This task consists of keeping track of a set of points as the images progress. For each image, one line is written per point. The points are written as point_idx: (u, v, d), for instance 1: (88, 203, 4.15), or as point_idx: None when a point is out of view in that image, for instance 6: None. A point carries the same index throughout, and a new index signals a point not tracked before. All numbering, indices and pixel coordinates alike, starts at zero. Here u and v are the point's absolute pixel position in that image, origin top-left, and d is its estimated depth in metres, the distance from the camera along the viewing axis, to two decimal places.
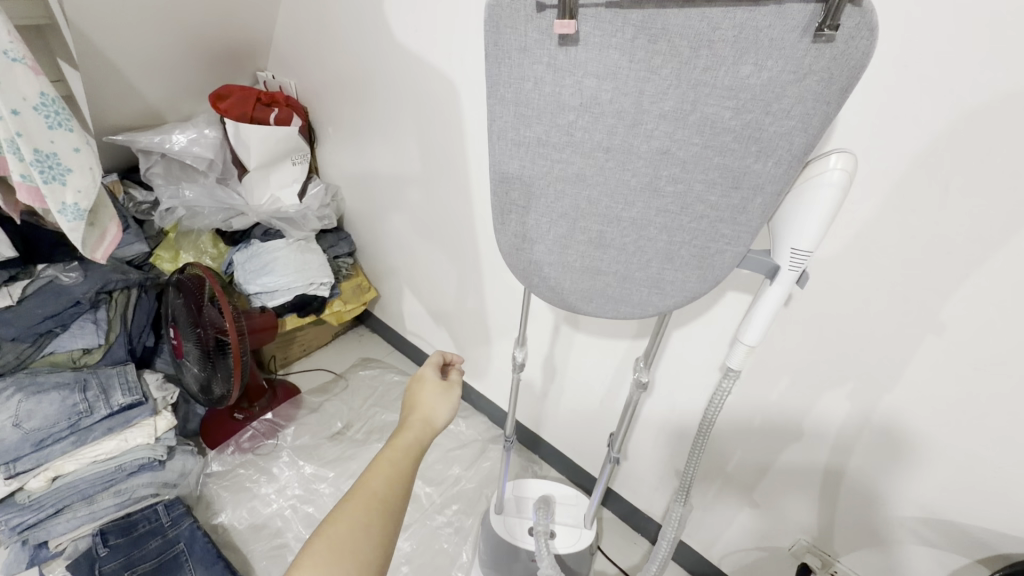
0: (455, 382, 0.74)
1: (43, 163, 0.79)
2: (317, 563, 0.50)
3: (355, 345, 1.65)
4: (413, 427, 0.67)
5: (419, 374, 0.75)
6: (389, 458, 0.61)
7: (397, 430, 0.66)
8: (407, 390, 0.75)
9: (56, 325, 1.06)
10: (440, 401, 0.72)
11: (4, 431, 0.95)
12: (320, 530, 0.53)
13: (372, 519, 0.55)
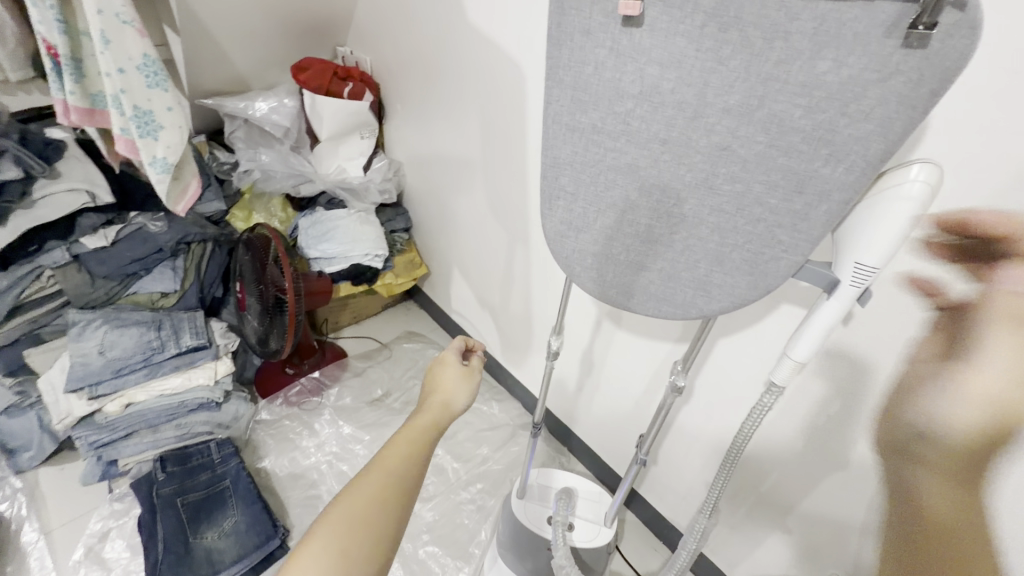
0: (475, 367, 0.75)
1: (140, 118, 0.86)
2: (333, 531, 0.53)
3: (403, 318, 1.71)
4: (432, 409, 0.68)
5: (441, 357, 0.76)
6: (406, 437, 0.63)
7: (415, 410, 0.68)
8: (430, 371, 0.76)
9: (141, 268, 1.18)
10: (460, 386, 0.72)
11: (91, 356, 1.08)
12: (336, 501, 0.56)
13: (384, 496, 0.57)
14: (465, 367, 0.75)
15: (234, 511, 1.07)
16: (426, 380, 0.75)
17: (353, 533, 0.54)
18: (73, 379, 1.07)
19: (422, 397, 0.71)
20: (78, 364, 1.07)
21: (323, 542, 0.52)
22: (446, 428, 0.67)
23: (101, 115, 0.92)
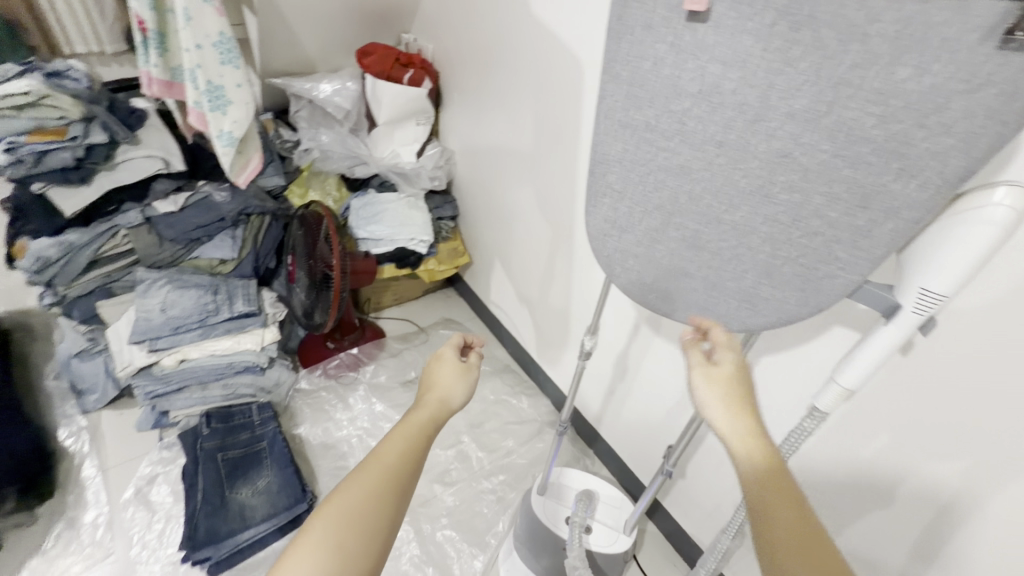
0: (473, 364, 0.69)
1: (212, 93, 0.91)
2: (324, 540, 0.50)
3: (442, 305, 1.73)
4: (430, 406, 0.64)
5: (439, 352, 0.71)
6: (400, 435, 0.59)
7: (410, 408, 0.63)
8: (426, 364, 0.71)
9: (204, 235, 1.25)
10: (458, 378, 0.68)
11: (154, 313, 1.16)
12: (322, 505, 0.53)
13: (374, 499, 0.54)
14: (464, 361, 0.70)
15: (267, 471, 1.13)
16: (421, 375, 0.70)
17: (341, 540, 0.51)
18: (139, 331, 1.15)
19: (417, 394, 0.67)
20: (142, 319, 1.15)
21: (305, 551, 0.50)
22: (443, 423, 0.64)
23: (179, 89, 0.98)
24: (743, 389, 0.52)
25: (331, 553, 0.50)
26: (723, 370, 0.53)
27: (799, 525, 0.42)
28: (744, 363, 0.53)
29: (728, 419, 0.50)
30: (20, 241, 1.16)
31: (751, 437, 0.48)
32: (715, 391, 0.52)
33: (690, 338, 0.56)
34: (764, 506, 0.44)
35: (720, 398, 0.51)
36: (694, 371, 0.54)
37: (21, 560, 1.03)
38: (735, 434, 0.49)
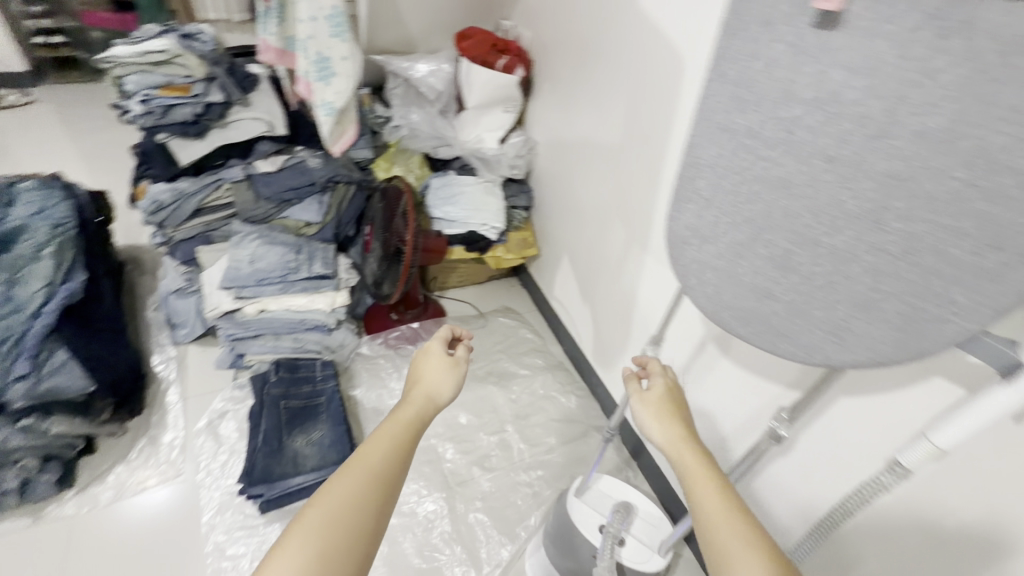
0: (461, 359, 0.74)
1: (319, 63, 0.96)
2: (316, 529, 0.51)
3: (504, 294, 1.75)
4: (417, 402, 0.67)
5: (427, 348, 0.75)
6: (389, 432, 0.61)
7: (399, 403, 0.66)
8: (413, 361, 0.75)
9: (295, 197, 1.33)
10: (445, 374, 0.72)
11: (243, 263, 1.26)
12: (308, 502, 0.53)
13: (364, 493, 0.55)
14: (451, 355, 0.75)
15: (322, 425, 1.20)
16: (410, 371, 0.73)
17: (330, 535, 0.51)
18: (230, 278, 1.25)
19: (406, 389, 0.70)
20: (233, 268, 1.25)
21: (293, 548, 0.50)
22: (431, 419, 0.67)
23: (291, 57, 1.03)
24: (671, 400, 0.71)
25: (320, 548, 0.50)
26: (653, 393, 0.72)
27: (722, 496, 0.58)
28: (672, 384, 0.73)
29: (666, 426, 0.67)
30: (142, 184, 1.28)
31: (678, 439, 0.65)
32: (649, 409, 0.70)
33: (629, 374, 0.75)
34: (695, 489, 0.59)
35: (652, 412, 0.69)
36: (632, 396, 0.72)
37: (109, 465, 1.18)
38: (668, 441, 0.66)
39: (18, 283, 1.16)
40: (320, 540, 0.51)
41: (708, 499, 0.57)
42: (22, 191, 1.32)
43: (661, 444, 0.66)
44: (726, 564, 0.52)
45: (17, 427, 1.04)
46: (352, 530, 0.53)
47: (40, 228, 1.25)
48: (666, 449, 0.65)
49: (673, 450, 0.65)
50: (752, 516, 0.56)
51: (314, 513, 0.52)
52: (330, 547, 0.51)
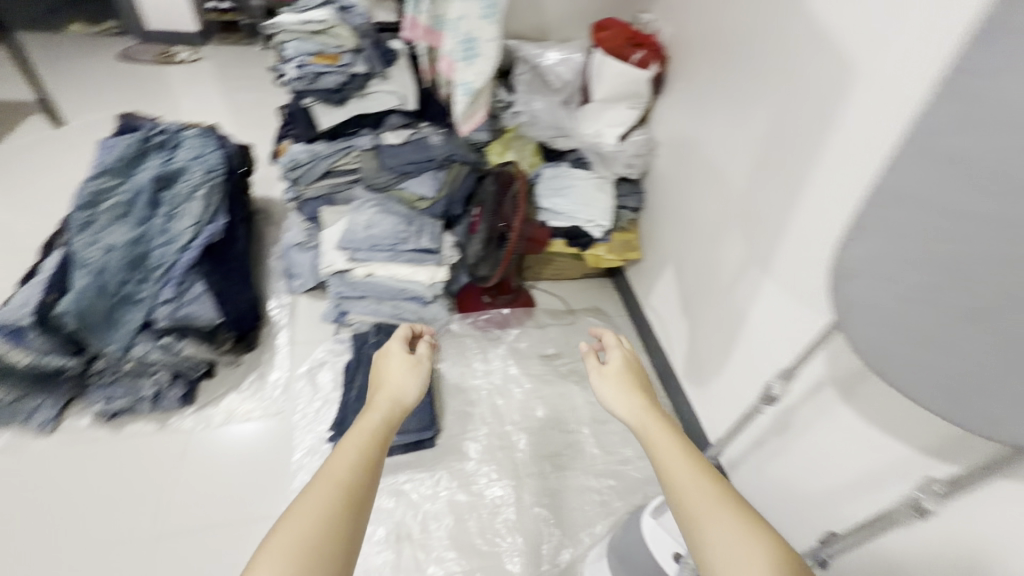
0: (422, 357, 0.72)
1: (467, 43, 0.98)
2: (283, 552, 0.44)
3: (595, 293, 1.71)
4: (383, 404, 0.61)
5: (387, 351, 0.73)
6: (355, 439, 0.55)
7: (363, 409, 0.60)
8: (373, 366, 0.72)
9: (413, 170, 1.38)
10: (408, 374, 0.68)
11: (360, 228, 1.34)
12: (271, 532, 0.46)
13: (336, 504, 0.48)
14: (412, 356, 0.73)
15: None
16: (371, 376, 0.70)
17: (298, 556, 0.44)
18: (347, 240, 1.32)
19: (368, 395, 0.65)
20: (350, 230, 1.33)
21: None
22: (401, 419, 0.61)
23: (417, 26, 1.09)
24: (632, 374, 0.70)
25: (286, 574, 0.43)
26: (613, 367, 0.71)
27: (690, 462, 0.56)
28: (629, 356, 0.72)
29: (632, 398, 0.66)
30: (284, 142, 1.39)
31: (639, 409, 0.65)
32: (611, 383, 0.69)
33: (588, 350, 0.74)
34: (661, 459, 0.57)
35: (614, 386, 0.68)
36: (593, 373, 0.71)
37: (223, 392, 1.29)
38: (633, 415, 0.64)
39: (172, 220, 1.34)
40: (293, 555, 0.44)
41: (672, 459, 0.56)
42: (186, 137, 1.49)
43: (626, 417, 0.65)
44: (700, 525, 0.51)
45: (158, 343, 1.20)
46: (327, 539, 0.46)
47: (195, 171, 1.41)
48: (632, 422, 0.64)
49: (637, 421, 0.64)
50: (723, 480, 0.54)
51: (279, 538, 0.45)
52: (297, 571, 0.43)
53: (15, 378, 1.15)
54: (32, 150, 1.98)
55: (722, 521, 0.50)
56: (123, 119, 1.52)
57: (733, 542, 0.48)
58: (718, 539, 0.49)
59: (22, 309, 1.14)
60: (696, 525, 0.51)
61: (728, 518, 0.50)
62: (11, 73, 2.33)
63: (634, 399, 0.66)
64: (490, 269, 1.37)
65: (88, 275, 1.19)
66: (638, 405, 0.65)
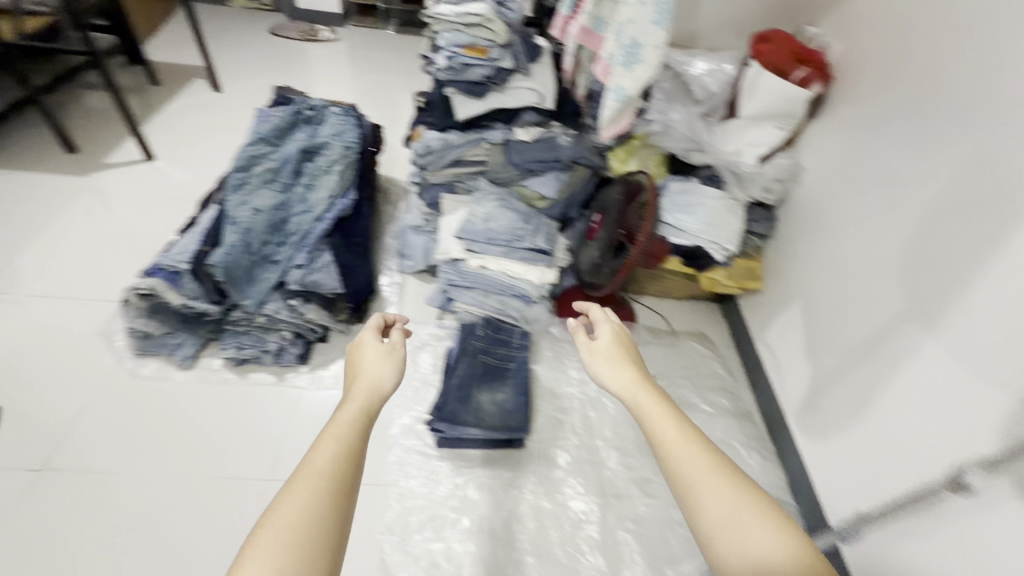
0: (397, 346, 0.73)
1: (629, 48, 0.94)
2: (270, 547, 0.49)
3: (699, 318, 1.62)
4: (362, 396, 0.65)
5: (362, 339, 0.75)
6: (336, 434, 0.59)
7: (341, 402, 0.64)
8: (349, 354, 0.73)
9: (538, 169, 1.37)
10: (381, 364, 0.70)
11: (478, 220, 1.36)
12: (259, 529, 0.50)
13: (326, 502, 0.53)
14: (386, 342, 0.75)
15: (507, 388, 1.25)
16: (347, 366, 0.72)
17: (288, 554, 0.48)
18: (466, 230, 1.35)
19: (346, 385, 0.68)
20: (469, 221, 1.36)
21: (256, 569, 0.47)
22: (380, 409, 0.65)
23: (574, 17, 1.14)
24: (624, 347, 0.71)
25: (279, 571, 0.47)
26: (603, 343, 0.71)
27: (683, 436, 0.59)
28: (618, 330, 0.73)
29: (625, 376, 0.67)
30: (418, 127, 1.43)
31: (633, 383, 0.66)
32: (602, 358, 0.69)
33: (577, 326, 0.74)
34: (653, 430, 0.60)
35: (607, 360, 0.69)
36: (584, 352, 0.71)
37: (334, 356, 1.37)
38: (627, 393, 0.65)
39: (311, 192, 1.44)
40: (283, 545, 0.49)
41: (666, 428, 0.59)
42: (330, 113, 1.58)
43: (618, 389, 0.66)
44: (692, 488, 0.55)
45: (287, 304, 1.30)
46: (315, 528, 0.51)
47: (335, 147, 1.50)
48: (625, 400, 0.65)
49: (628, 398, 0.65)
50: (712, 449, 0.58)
51: (271, 536, 0.49)
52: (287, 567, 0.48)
53: (167, 315, 1.28)
54: (195, 111, 2.22)
55: (720, 491, 0.55)
56: (277, 91, 1.64)
57: (733, 512, 0.53)
58: (720, 510, 0.53)
59: (180, 255, 1.27)
60: (699, 497, 0.54)
61: (724, 488, 0.55)
62: (185, 41, 2.62)
63: (626, 370, 0.67)
64: (602, 279, 1.32)
65: (237, 233, 1.30)
66: (630, 375, 0.66)
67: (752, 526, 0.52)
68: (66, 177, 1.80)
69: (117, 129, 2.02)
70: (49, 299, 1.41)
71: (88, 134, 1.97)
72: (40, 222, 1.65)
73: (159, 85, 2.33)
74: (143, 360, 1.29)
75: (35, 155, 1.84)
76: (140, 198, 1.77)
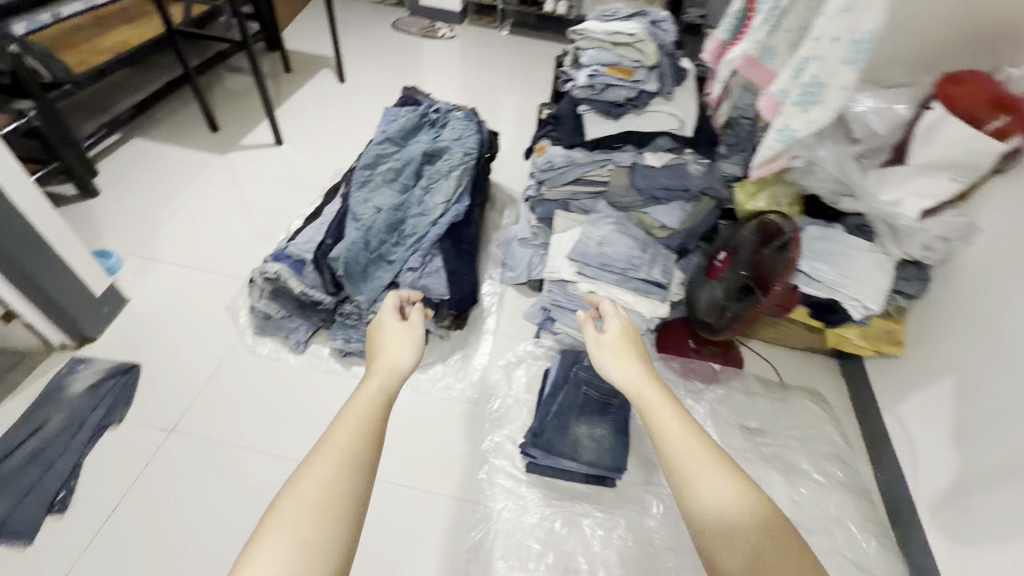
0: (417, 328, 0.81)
1: (807, 88, 0.85)
2: (298, 502, 0.53)
3: (817, 372, 1.48)
4: (382, 374, 0.70)
5: (384, 321, 0.83)
6: (356, 410, 0.63)
7: (364, 378, 0.70)
8: (375, 337, 0.81)
9: (663, 197, 1.30)
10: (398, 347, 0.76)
11: (593, 243, 1.31)
12: (287, 491, 0.54)
13: (344, 472, 0.57)
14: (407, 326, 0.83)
15: (606, 424, 1.20)
16: (374, 346, 0.79)
17: (310, 518, 0.52)
18: (578, 253, 1.31)
19: (371, 364, 0.74)
20: (584, 242, 1.32)
21: (286, 518, 0.51)
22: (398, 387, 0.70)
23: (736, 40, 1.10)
24: (629, 343, 0.73)
25: (305, 533, 0.51)
26: (610, 336, 0.74)
27: (677, 420, 0.59)
28: (626, 325, 0.75)
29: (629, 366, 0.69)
30: (543, 141, 1.40)
31: (639, 376, 0.67)
32: (607, 351, 0.72)
33: (585, 320, 0.78)
34: (647, 411, 0.62)
35: (614, 353, 0.71)
36: (592, 345, 0.73)
37: (433, 360, 1.38)
38: (630, 384, 0.67)
39: (428, 196, 1.45)
40: (311, 505, 0.53)
41: (662, 420, 0.60)
42: (453, 117, 1.59)
43: (623, 383, 0.68)
44: (686, 476, 0.54)
45: None
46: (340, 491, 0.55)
47: (456, 153, 1.51)
48: (627, 390, 0.67)
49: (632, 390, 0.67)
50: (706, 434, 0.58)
51: (297, 501, 0.53)
52: (310, 536, 0.52)
53: (287, 299, 1.36)
54: (322, 100, 2.34)
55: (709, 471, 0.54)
56: (405, 92, 1.67)
57: (716, 484, 0.52)
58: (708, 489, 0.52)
59: (306, 245, 1.36)
60: (687, 475, 0.54)
61: (712, 467, 0.54)
62: (318, 31, 2.77)
63: (632, 365, 0.68)
64: (724, 321, 1.24)
65: (357, 231, 1.34)
66: (636, 370, 0.68)
67: (743, 516, 0.50)
68: (208, 155, 1.96)
69: (253, 112, 2.16)
70: (187, 269, 1.53)
71: (229, 115, 2.13)
72: (184, 195, 1.80)
73: (291, 72, 2.48)
74: (262, 340, 1.37)
75: (184, 131, 2.02)
76: (268, 181, 1.89)
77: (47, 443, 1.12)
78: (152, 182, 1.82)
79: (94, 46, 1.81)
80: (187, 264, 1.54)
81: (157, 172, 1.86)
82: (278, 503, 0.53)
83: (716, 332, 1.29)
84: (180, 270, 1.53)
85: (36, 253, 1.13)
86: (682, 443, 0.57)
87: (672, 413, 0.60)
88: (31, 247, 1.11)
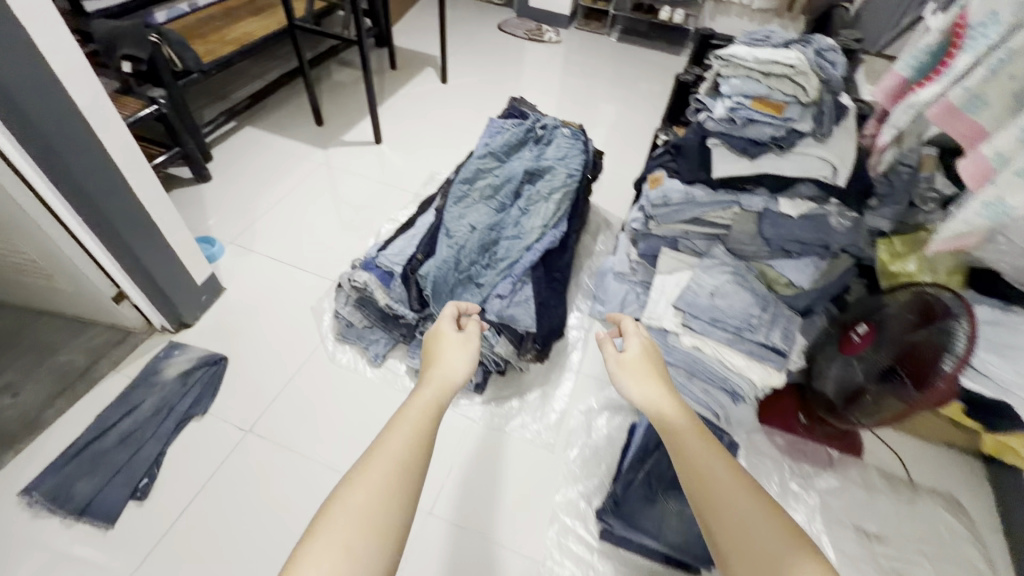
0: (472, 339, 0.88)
1: None
2: (350, 503, 0.56)
3: (954, 473, 1.24)
4: (432, 382, 0.76)
5: (437, 330, 0.92)
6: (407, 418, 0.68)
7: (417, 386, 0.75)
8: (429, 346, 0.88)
9: (796, 250, 1.14)
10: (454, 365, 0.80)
11: (703, 293, 1.17)
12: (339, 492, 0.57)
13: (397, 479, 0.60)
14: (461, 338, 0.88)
15: None
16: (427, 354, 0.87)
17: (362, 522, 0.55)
18: (685, 301, 1.17)
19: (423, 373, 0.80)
20: (693, 291, 1.18)
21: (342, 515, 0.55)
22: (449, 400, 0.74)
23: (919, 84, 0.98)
24: (652, 363, 0.80)
25: (355, 537, 0.53)
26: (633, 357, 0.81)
27: (694, 432, 0.65)
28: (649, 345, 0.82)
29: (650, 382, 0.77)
30: (659, 171, 1.26)
31: (661, 395, 0.74)
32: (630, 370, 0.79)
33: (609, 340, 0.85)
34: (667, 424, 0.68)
35: (635, 369, 0.78)
36: (614, 363, 0.81)
37: (510, 393, 1.30)
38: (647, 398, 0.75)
39: (526, 217, 1.37)
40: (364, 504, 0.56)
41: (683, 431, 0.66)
42: (559, 135, 1.49)
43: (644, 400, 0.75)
44: (702, 477, 0.59)
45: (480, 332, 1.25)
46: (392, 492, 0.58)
47: (561, 174, 1.41)
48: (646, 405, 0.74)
49: (651, 404, 0.74)
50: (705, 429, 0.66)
51: (348, 501, 0.56)
52: (362, 539, 0.54)
53: (371, 310, 1.34)
54: (422, 101, 2.33)
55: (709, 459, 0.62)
56: (511, 101, 1.60)
57: (728, 482, 0.58)
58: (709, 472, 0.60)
59: (397, 256, 1.31)
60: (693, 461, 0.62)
61: (716, 463, 0.60)
62: (425, 29, 2.77)
63: (654, 384, 0.76)
64: (863, 408, 1.03)
65: (450, 249, 1.29)
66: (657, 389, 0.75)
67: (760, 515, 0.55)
68: (311, 149, 2.00)
69: (356, 108, 2.19)
70: (281, 265, 1.55)
71: (333, 110, 2.17)
72: (285, 187, 1.84)
73: (397, 70, 2.49)
74: (342, 347, 1.36)
75: (291, 124, 2.07)
76: (364, 181, 1.90)
77: (138, 427, 1.16)
78: (258, 173, 1.88)
79: (222, 37, 1.89)
80: (280, 259, 1.57)
81: (263, 163, 1.92)
82: (331, 502, 0.56)
83: (849, 420, 1.08)
84: (274, 265, 1.55)
85: (148, 243, 1.17)
86: (692, 449, 0.63)
87: (680, 414, 0.69)
88: (144, 236, 1.15)
